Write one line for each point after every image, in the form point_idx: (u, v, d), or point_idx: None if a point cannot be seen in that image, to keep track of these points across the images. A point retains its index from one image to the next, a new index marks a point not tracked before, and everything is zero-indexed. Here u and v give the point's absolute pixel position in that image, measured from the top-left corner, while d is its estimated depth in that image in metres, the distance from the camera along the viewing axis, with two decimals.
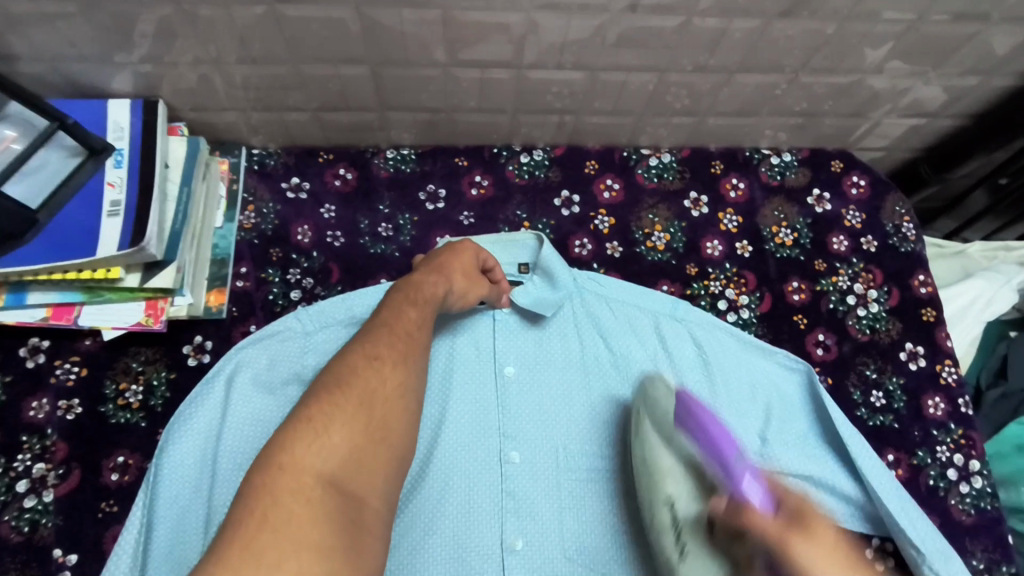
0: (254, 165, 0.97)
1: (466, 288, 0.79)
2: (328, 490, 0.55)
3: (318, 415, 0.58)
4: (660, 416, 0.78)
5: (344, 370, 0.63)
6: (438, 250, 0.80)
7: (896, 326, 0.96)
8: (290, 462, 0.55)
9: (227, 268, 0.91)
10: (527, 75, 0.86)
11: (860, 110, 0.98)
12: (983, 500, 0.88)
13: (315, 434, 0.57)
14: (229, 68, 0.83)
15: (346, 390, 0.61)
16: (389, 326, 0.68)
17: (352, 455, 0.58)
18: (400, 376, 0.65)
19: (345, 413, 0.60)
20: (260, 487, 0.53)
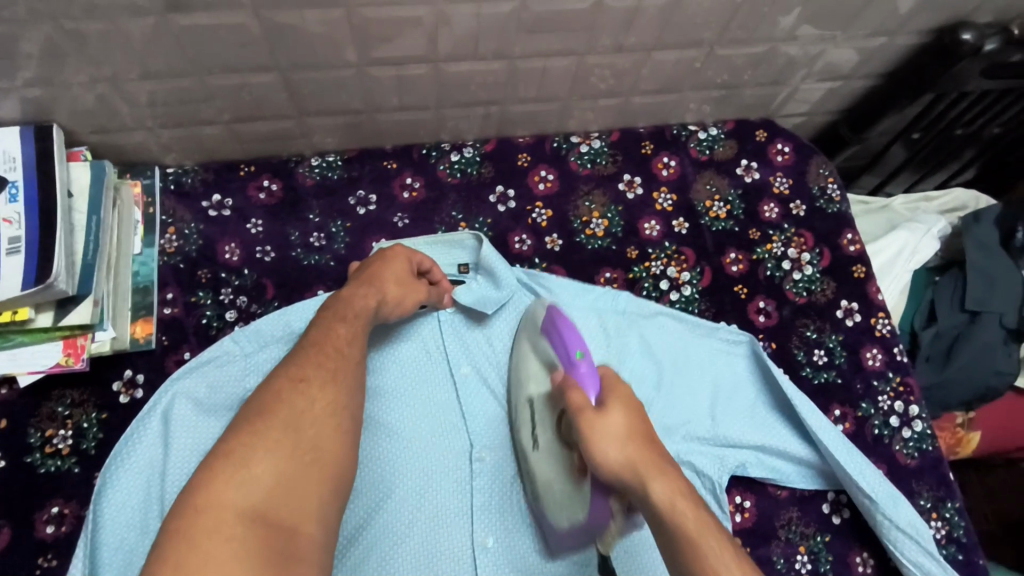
0: (170, 185, 0.92)
1: (401, 293, 0.77)
2: (252, 524, 0.55)
3: (236, 449, 0.59)
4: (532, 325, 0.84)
5: (268, 397, 0.63)
6: (370, 259, 0.78)
7: (830, 286, 0.99)
8: (208, 502, 0.55)
9: (152, 295, 0.86)
10: (444, 68, 0.84)
11: (776, 78, 1.00)
12: (924, 442, 0.92)
13: (235, 468, 0.57)
14: (130, 86, 0.78)
15: (268, 417, 0.61)
16: (317, 345, 0.67)
17: (277, 483, 0.58)
18: (328, 396, 0.64)
19: (269, 442, 0.60)
20: (178, 532, 0.53)
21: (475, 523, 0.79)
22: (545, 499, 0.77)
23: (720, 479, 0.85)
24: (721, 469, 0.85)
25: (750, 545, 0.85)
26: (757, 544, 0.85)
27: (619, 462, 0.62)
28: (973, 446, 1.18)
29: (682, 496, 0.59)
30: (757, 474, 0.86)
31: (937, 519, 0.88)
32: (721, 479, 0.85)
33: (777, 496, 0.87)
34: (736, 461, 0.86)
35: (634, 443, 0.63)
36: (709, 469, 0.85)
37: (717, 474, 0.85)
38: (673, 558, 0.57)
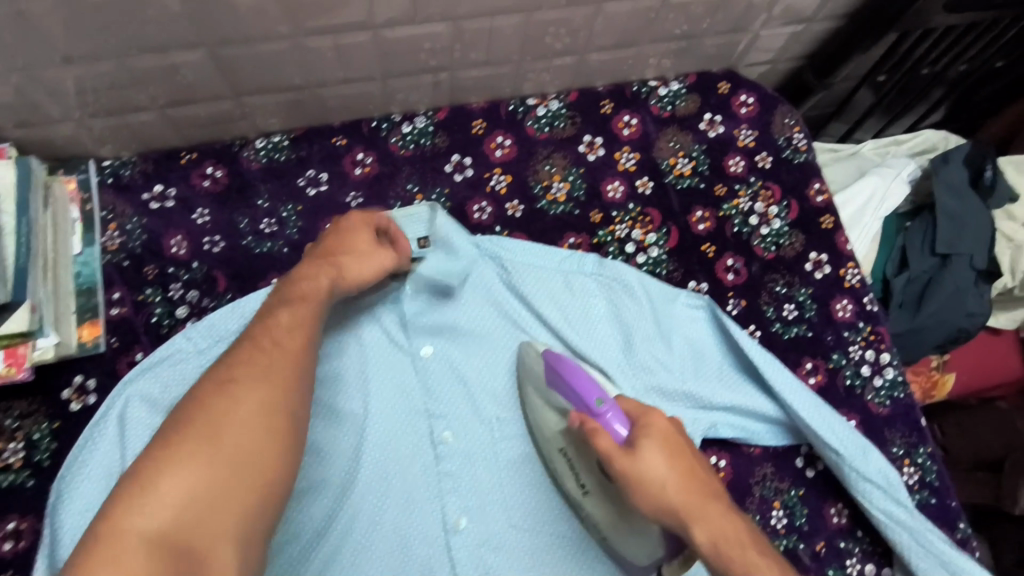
0: (107, 178, 0.87)
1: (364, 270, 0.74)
2: (159, 549, 0.52)
3: (150, 466, 0.56)
4: (533, 375, 0.81)
5: (193, 407, 0.60)
6: (322, 243, 0.74)
7: (798, 239, 0.98)
8: (113, 526, 0.53)
9: (97, 296, 0.82)
10: (384, 35, 0.79)
11: (737, 26, 0.96)
12: (895, 390, 0.92)
13: (144, 489, 0.55)
14: (52, 74, 0.73)
15: (189, 428, 0.59)
16: (252, 340, 0.65)
17: (188, 502, 0.55)
18: (253, 400, 0.61)
19: (186, 454, 0.57)
20: (82, 560, 0.50)
21: (448, 500, 0.79)
22: (612, 539, 0.76)
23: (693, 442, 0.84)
24: (694, 430, 0.85)
25: None
26: (733, 502, 0.85)
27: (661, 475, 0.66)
28: (948, 388, 1.20)
29: (727, 533, 0.65)
30: (731, 433, 0.86)
31: (909, 465, 0.89)
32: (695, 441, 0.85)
33: (750, 454, 0.87)
34: (709, 423, 0.86)
35: (691, 485, 0.67)
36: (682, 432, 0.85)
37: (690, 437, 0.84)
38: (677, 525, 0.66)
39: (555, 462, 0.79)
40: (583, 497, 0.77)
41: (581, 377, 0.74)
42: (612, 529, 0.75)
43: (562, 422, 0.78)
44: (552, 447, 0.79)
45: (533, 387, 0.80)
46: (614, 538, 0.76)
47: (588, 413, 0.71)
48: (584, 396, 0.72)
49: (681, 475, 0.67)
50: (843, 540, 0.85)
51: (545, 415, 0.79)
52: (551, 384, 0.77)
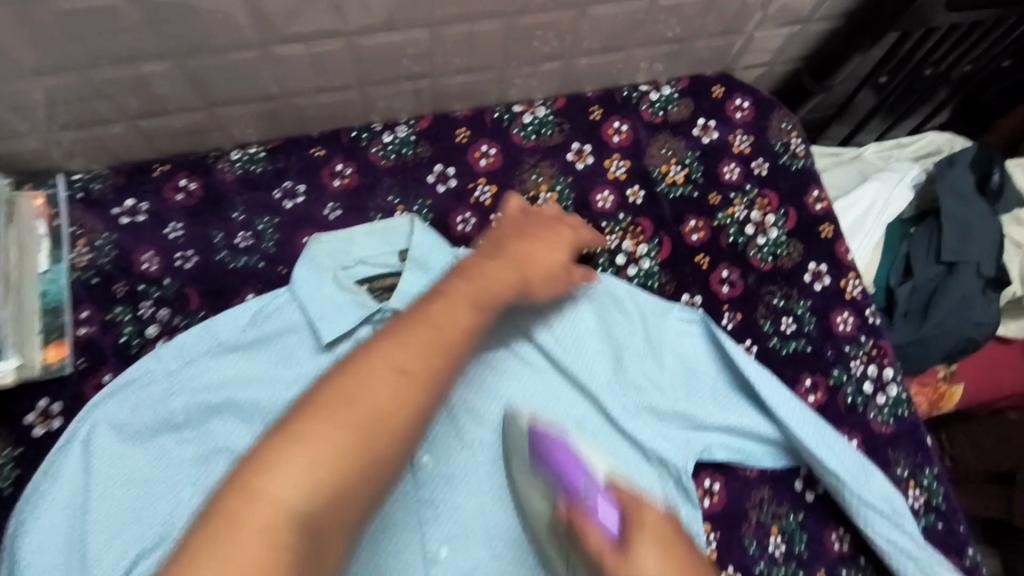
0: (78, 193, 0.84)
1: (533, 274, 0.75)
2: (297, 526, 0.51)
3: (303, 428, 0.55)
4: (518, 449, 0.75)
5: (357, 377, 0.59)
6: (521, 237, 0.77)
7: (796, 248, 0.94)
8: (261, 483, 0.52)
9: (64, 316, 0.79)
10: (359, 42, 0.76)
11: (729, 28, 0.93)
12: (900, 408, 0.87)
13: (299, 448, 0.54)
14: (19, 85, 0.70)
15: (342, 404, 0.57)
16: (434, 327, 0.64)
17: (329, 481, 0.54)
18: (404, 399, 0.59)
19: (333, 428, 0.55)
20: (228, 511, 0.50)
21: (426, 529, 0.75)
22: None
23: (685, 465, 0.80)
24: (687, 452, 0.81)
25: (719, 530, 0.80)
26: (727, 528, 0.80)
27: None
28: (956, 399, 1.15)
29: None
30: (723, 455, 0.82)
31: (914, 488, 0.84)
32: (689, 465, 0.81)
33: (746, 476, 0.83)
34: (702, 444, 0.82)
35: None
36: (675, 453, 0.81)
37: (682, 459, 0.81)
38: None
39: (543, 548, 0.71)
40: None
41: (568, 457, 0.70)
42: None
43: (545, 503, 0.70)
44: (539, 531, 0.71)
45: (519, 460, 0.74)
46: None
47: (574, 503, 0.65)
48: (571, 480, 0.68)
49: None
50: (844, 568, 0.80)
51: (528, 492, 0.72)
52: (538, 462, 0.72)
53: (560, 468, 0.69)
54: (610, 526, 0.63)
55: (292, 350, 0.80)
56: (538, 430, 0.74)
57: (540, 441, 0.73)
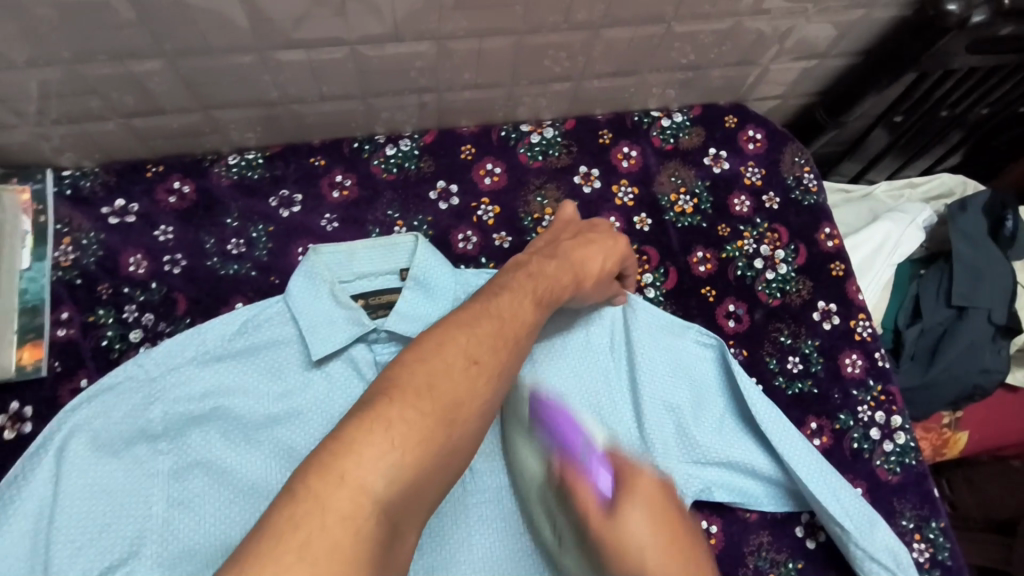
0: (66, 190, 0.81)
1: (593, 279, 0.74)
2: (382, 521, 0.45)
3: (393, 412, 0.49)
4: (518, 416, 0.71)
5: (436, 365, 0.53)
6: (582, 241, 0.74)
7: (806, 286, 0.91)
8: (352, 472, 0.45)
9: (43, 316, 0.76)
10: (363, 52, 0.74)
11: (744, 58, 0.91)
12: (907, 456, 0.84)
13: (384, 432, 0.47)
14: (7, 77, 0.68)
15: (430, 391, 0.51)
16: (502, 320, 0.60)
17: (415, 474, 0.48)
18: (478, 394, 0.54)
19: (419, 415, 0.50)
20: (312, 496, 0.43)
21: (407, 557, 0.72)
22: None
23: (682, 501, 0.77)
24: (686, 487, 0.77)
25: None
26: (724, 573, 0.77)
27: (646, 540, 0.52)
28: (960, 446, 1.12)
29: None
30: (724, 496, 0.79)
31: (920, 541, 0.81)
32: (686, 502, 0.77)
33: (745, 520, 0.79)
34: (701, 481, 0.78)
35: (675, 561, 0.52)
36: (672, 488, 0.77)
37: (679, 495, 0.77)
38: None
39: (532, 506, 0.70)
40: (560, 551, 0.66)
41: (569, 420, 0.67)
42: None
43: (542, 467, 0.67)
44: (530, 490, 0.70)
45: (514, 429, 0.72)
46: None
47: (569, 460, 0.61)
48: (568, 441, 0.64)
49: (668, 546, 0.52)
50: None
51: (523, 457, 0.70)
52: (535, 423, 0.68)
53: (560, 432, 0.66)
54: (603, 486, 0.56)
55: (280, 361, 0.76)
56: (539, 394, 0.71)
57: (542, 404, 0.70)
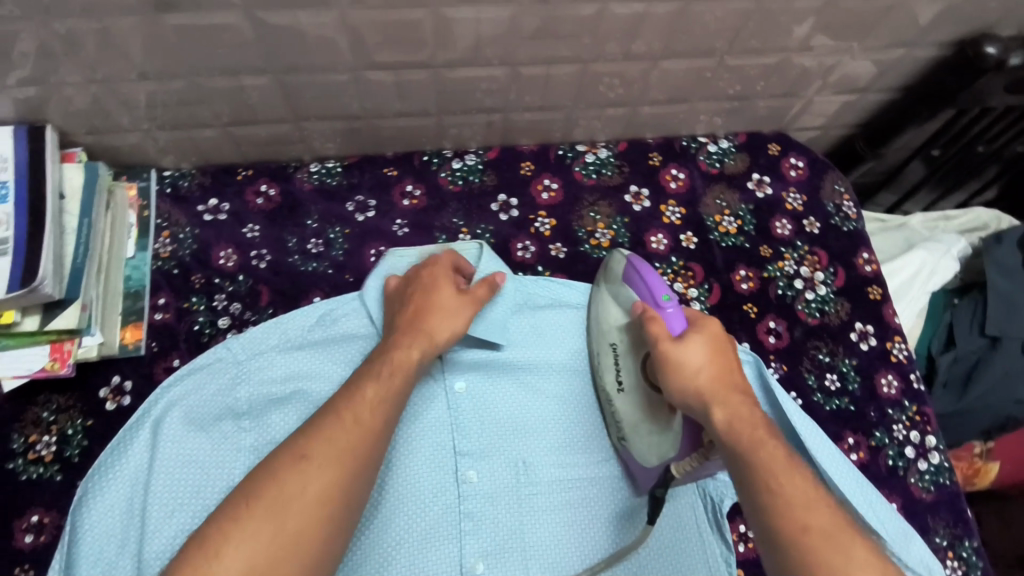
0: (167, 188, 0.90)
1: (441, 327, 0.77)
2: None
3: (219, 531, 0.56)
4: (611, 273, 0.82)
5: (266, 474, 0.60)
6: (415, 296, 0.79)
7: (844, 307, 0.96)
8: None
9: (143, 301, 0.84)
10: (444, 75, 0.82)
11: (790, 90, 0.97)
12: (940, 476, 0.88)
13: (214, 551, 0.55)
14: (128, 86, 0.76)
15: (255, 500, 0.58)
16: (337, 413, 0.65)
17: (250, 574, 0.55)
18: (321, 482, 0.60)
19: (249, 524, 0.57)
20: None
21: (463, 543, 0.76)
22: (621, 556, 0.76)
23: (722, 503, 0.81)
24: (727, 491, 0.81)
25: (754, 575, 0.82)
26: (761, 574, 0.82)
27: (700, 365, 0.68)
28: (991, 477, 1.13)
29: (744, 419, 0.64)
30: None
31: (953, 558, 0.84)
32: (725, 504, 0.81)
33: None
34: None
35: (726, 388, 0.67)
36: (713, 487, 0.82)
37: (719, 496, 0.81)
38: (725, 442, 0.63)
39: (602, 356, 0.83)
40: (616, 393, 0.80)
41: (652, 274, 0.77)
42: (634, 428, 0.78)
43: (625, 320, 0.80)
44: (603, 340, 0.82)
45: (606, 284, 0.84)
46: (633, 437, 0.78)
47: (652, 305, 0.75)
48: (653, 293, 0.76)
49: (718, 374, 0.68)
50: None
51: (607, 311, 0.82)
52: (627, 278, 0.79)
53: (647, 282, 0.77)
54: (675, 326, 0.72)
55: (355, 354, 0.83)
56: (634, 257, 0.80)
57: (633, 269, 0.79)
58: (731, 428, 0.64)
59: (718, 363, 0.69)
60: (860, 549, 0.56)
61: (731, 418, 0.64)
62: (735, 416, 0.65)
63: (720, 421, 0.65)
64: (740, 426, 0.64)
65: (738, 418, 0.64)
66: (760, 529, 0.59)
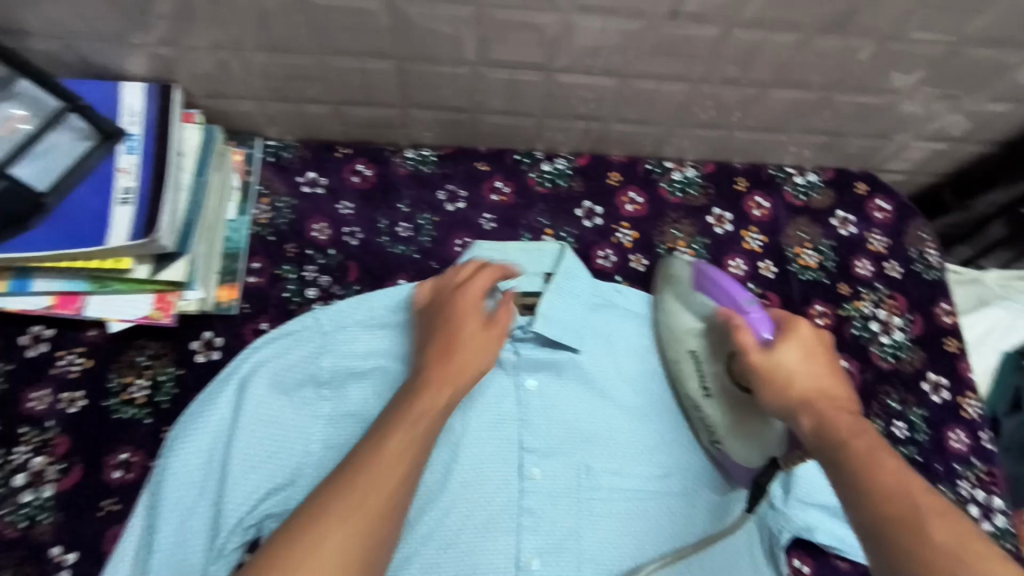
0: (270, 157, 0.94)
1: (476, 325, 0.78)
2: None
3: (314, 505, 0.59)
4: (676, 282, 0.86)
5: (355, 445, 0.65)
6: (447, 292, 0.80)
7: (918, 355, 0.95)
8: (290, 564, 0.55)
9: (240, 262, 0.88)
10: (556, 78, 0.83)
11: (885, 132, 0.96)
12: (1004, 539, 0.87)
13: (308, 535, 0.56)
14: (251, 58, 0.79)
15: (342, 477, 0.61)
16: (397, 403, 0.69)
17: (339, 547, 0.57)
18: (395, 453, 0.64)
19: (336, 503, 0.59)
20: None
21: (522, 538, 0.78)
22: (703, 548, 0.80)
23: (779, 536, 0.84)
24: (783, 525, 0.84)
25: None
26: None
27: (797, 368, 0.73)
28: None
29: (834, 421, 0.67)
30: (824, 541, 0.83)
31: None
32: (784, 536, 0.84)
33: (837, 567, 0.85)
34: (803, 522, 0.83)
35: (823, 393, 0.71)
36: (771, 519, 0.85)
37: (777, 528, 0.84)
38: (823, 443, 0.66)
39: (681, 364, 0.85)
40: (703, 399, 0.83)
41: (726, 279, 0.81)
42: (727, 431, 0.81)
43: (700, 325, 0.84)
44: (679, 348, 0.85)
45: (673, 294, 0.86)
46: (730, 441, 0.80)
47: (734, 310, 0.79)
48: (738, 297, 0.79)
49: (813, 377, 0.72)
50: None
51: (679, 316, 0.85)
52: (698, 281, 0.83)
53: (722, 287, 0.81)
54: (761, 330, 0.76)
55: None
56: (699, 265, 0.84)
57: (700, 274, 0.83)
58: (822, 431, 0.66)
59: (808, 369, 0.72)
60: (941, 523, 0.55)
61: (818, 420, 0.68)
62: (824, 419, 0.67)
63: (807, 425, 0.68)
64: (831, 428, 0.66)
65: (827, 422, 0.67)
66: (857, 523, 0.58)
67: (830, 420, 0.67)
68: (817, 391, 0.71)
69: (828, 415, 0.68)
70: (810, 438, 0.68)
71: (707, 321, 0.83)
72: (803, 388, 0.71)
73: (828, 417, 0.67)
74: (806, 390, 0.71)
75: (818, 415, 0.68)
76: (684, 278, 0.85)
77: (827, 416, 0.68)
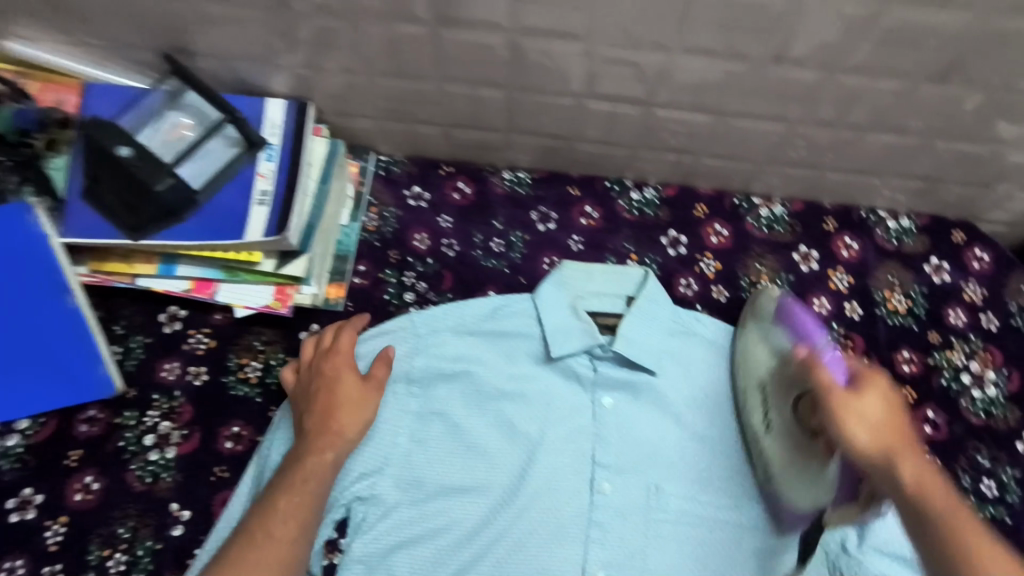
0: (381, 171, 1.03)
1: (353, 380, 0.84)
2: None
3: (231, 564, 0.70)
4: (759, 315, 0.89)
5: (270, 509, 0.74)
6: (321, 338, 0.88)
7: (1013, 413, 0.92)
8: None
9: (348, 264, 0.96)
10: (655, 112, 0.88)
11: (988, 180, 0.94)
12: None
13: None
14: (376, 81, 0.88)
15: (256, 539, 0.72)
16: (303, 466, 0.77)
17: None
18: (289, 518, 0.74)
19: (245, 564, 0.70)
20: None
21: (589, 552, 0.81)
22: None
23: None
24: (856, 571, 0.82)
25: None
26: None
27: (875, 411, 0.74)
28: None
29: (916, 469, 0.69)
30: None
31: None
32: None
33: None
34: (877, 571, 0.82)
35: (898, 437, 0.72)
36: (844, 563, 0.83)
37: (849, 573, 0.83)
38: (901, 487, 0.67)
39: (748, 396, 0.87)
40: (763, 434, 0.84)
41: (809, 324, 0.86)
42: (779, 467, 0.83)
43: (774, 362, 0.86)
44: (750, 378, 0.87)
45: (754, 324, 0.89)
46: (782, 478, 0.83)
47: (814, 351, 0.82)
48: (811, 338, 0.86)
49: (890, 421, 0.74)
50: None
51: (754, 349, 0.88)
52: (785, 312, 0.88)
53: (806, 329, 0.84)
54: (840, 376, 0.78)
55: (522, 350, 0.91)
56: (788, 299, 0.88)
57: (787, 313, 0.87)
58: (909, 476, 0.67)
59: (892, 409, 0.75)
60: None
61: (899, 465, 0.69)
62: (902, 464, 0.69)
63: (883, 466, 0.70)
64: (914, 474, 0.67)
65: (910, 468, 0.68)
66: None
67: (915, 467, 0.68)
68: (893, 437, 0.72)
69: (908, 461, 0.69)
70: (885, 477, 0.69)
71: (782, 358, 0.86)
72: (882, 430, 0.73)
73: (907, 463, 0.69)
74: (885, 433, 0.72)
75: (894, 459, 0.70)
76: (766, 313, 0.88)
77: (906, 463, 0.69)
